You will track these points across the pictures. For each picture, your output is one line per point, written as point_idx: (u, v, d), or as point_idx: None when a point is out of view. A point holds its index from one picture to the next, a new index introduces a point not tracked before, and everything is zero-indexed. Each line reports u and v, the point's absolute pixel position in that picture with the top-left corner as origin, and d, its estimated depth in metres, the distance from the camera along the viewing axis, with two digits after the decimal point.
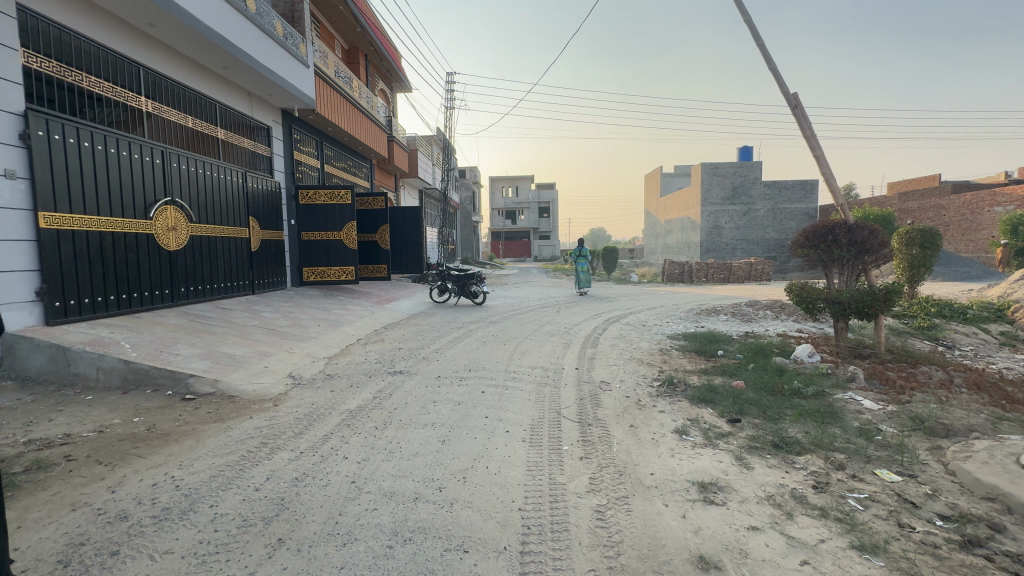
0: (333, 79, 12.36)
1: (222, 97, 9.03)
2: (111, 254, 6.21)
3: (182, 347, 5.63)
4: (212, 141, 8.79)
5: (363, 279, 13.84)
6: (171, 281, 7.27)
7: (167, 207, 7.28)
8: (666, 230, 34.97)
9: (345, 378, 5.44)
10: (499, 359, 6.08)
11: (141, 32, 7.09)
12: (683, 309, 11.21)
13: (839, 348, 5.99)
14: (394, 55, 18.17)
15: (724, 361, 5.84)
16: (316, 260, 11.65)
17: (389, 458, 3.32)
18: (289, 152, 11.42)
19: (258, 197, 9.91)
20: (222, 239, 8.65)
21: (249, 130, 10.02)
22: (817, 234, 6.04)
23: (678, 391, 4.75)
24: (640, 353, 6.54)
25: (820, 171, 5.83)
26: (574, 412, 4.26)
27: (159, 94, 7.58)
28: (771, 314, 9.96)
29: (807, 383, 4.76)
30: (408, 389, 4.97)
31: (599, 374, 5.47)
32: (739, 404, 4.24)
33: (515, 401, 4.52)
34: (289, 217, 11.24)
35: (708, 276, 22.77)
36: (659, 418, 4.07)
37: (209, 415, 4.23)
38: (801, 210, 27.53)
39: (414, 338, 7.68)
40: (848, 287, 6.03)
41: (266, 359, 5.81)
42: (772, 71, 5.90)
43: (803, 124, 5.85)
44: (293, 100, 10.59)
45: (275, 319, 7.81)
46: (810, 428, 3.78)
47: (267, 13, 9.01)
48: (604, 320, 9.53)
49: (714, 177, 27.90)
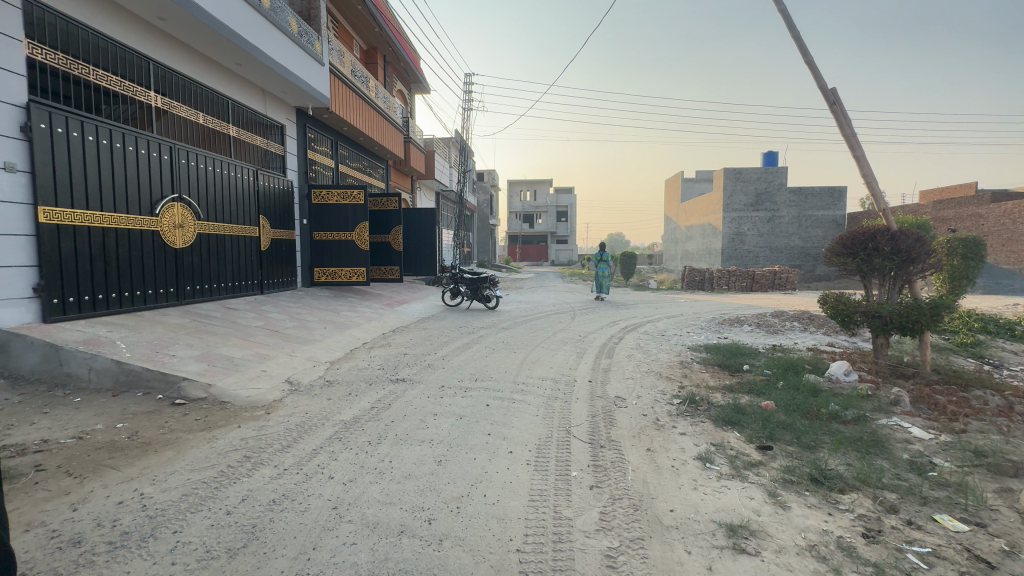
0: (349, 78, 12.24)
1: (234, 94, 8.93)
2: (113, 250, 6.08)
3: (179, 348, 5.43)
4: (223, 138, 8.68)
5: (374, 280, 13.66)
6: (175, 279, 7.13)
7: (173, 204, 7.15)
8: (686, 236, 34.20)
9: (344, 385, 5.17)
10: (507, 369, 5.74)
11: (152, 26, 7.00)
12: (704, 319, 10.71)
13: (879, 367, 5.49)
14: (413, 57, 18.06)
15: (750, 377, 5.38)
16: (327, 260, 11.51)
17: (378, 481, 3.01)
18: (302, 151, 11.33)
19: (269, 195, 9.79)
20: (231, 237, 8.53)
21: (262, 128, 9.91)
22: (855, 242, 5.56)
23: (700, 411, 4.33)
24: (658, 365, 6.12)
25: (861, 173, 5.35)
26: (585, 431, 3.88)
27: (170, 89, 7.48)
28: (799, 326, 9.41)
29: (845, 406, 4.30)
30: (408, 399, 4.66)
31: (614, 388, 5.08)
32: (769, 429, 3.81)
33: (521, 417, 4.17)
34: (301, 216, 11.11)
35: (730, 284, 22.09)
36: (680, 441, 3.67)
37: (196, 422, 3.99)
38: (829, 217, 26.55)
39: (421, 343, 7.39)
40: (890, 300, 5.53)
41: (265, 362, 5.58)
42: (809, 65, 5.45)
43: (842, 122, 5.38)
44: (307, 98, 10.47)
45: (281, 321, 7.61)
46: (853, 459, 3.34)
47: (281, 10, 8.90)
48: (620, 328, 9.12)
49: (737, 182, 27.16)
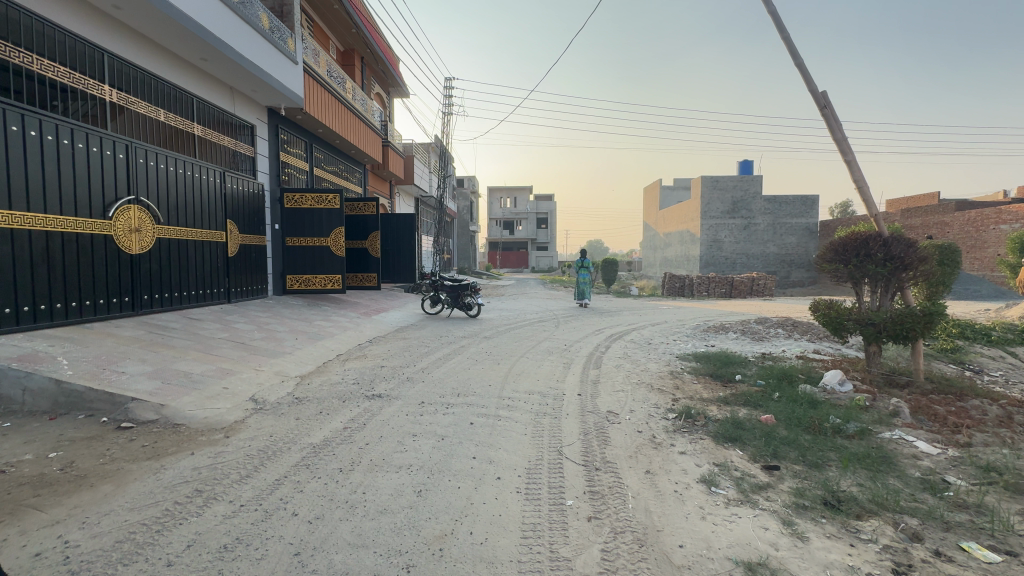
0: (325, 78, 11.82)
1: (200, 91, 8.43)
2: (58, 256, 5.54)
3: (130, 363, 4.93)
4: (187, 137, 8.17)
5: (351, 289, 13.15)
6: (131, 287, 6.59)
7: (129, 207, 6.63)
8: (664, 244, 34.51)
9: (315, 403, 4.75)
10: (491, 382, 5.41)
11: (107, 16, 6.51)
12: (689, 326, 10.59)
13: (872, 376, 5.36)
14: (392, 60, 17.72)
15: (744, 389, 5.17)
16: (300, 267, 11.00)
17: (349, 517, 2.64)
18: (274, 153, 10.84)
19: (238, 199, 9.29)
20: (195, 242, 8.00)
21: (230, 128, 9.41)
22: (847, 248, 5.45)
23: (698, 426, 4.09)
24: (648, 376, 5.89)
25: (853, 178, 5.24)
26: (578, 452, 3.59)
27: (127, 84, 6.97)
28: (783, 333, 9.35)
29: (845, 419, 4.12)
30: (385, 418, 4.29)
31: (605, 402, 4.81)
32: (773, 446, 3.58)
33: (508, 436, 3.84)
34: (272, 221, 10.60)
35: (710, 290, 22.22)
36: (680, 462, 3.41)
37: (142, 450, 3.53)
38: (802, 224, 27.13)
39: (399, 354, 7.00)
40: (882, 307, 5.41)
41: (228, 378, 5.12)
42: (800, 68, 5.33)
43: (833, 126, 5.28)
44: (279, 98, 10.02)
45: (248, 332, 7.12)
46: (864, 479, 3.13)
47: (251, 4, 8.48)
48: (605, 336, 8.89)
49: (714, 190, 27.52)
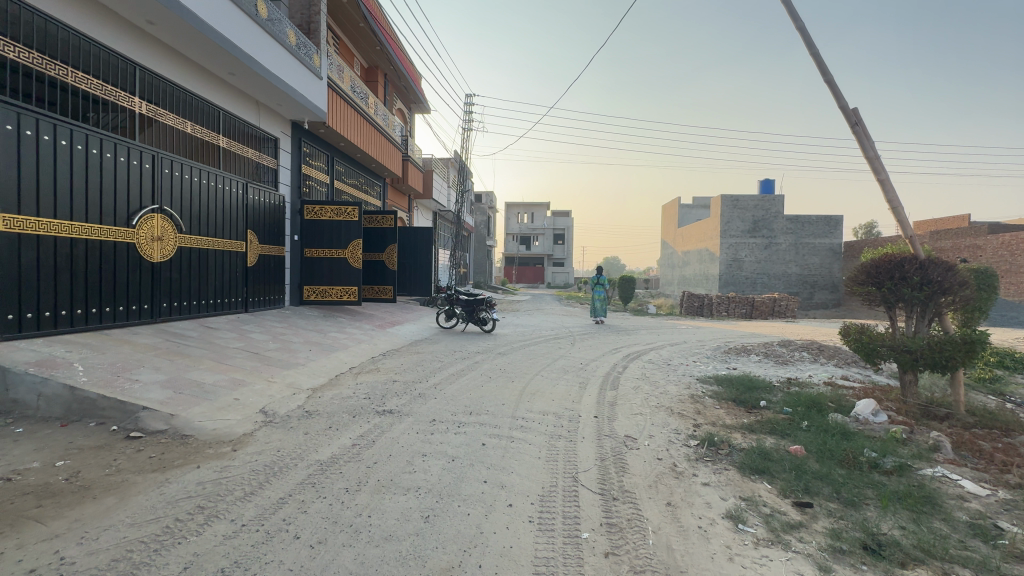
0: (348, 94, 12.05)
1: (226, 104, 8.64)
2: (81, 263, 5.62)
3: (144, 371, 4.93)
4: (212, 149, 8.34)
5: (367, 301, 13.18)
6: (151, 295, 6.66)
7: (153, 216, 6.74)
8: (683, 262, 34.06)
9: (325, 417, 4.66)
10: (505, 401, 5.26)
11: (140, 31, 6.72)
12: (709, 347, 10.29)
13: (909, 407, 5.05)
14: (414, 76, 18.06)
15: (770, 416, 4.92)
16: (318, 278, 11.08)
17: (352, 543, 2.51)
18: (296, 165, 11.02)
19: (260, 209, 9.42)
20: (216, 251, 8.11)
21: (255, 141, 9.60)
22: (881, 270, 5.22)
23: (722, 455, 3.87)
24: (667, 399, 5.66)
25: (886, 198, 5.02)
26: (595, 479, 3.40)
27: (157, 97, 7.16)
28: (809, 357, 9.00)
29: (881, 453, 3.86)
30: (395, 436, 4.17)
31: (622, 425, 4.61)
32: (804, 480, 3.34)
33: (521, 460, 3.68)
34: (292, 232, 10.72)
35: (729, 310, 21.73)
36: (704, 494, 3.20)
37: (149, 461, 3.47)
38: (826, 245, 26.50)
39: (412, 369, 6.89)
40: (919, 334, 5.13)
41: (239, 389, 5.07)
42: (830, 85, 5.18)
43: (865, 144, 5.10)
44: (303, 112, 10.21)
45: (263, 342, 7.12)
46: (906, 522, 2.88)
47: (279, 21, 8.71)
48: (622, 355, 8.67)
49: (735, 209, 27.13)
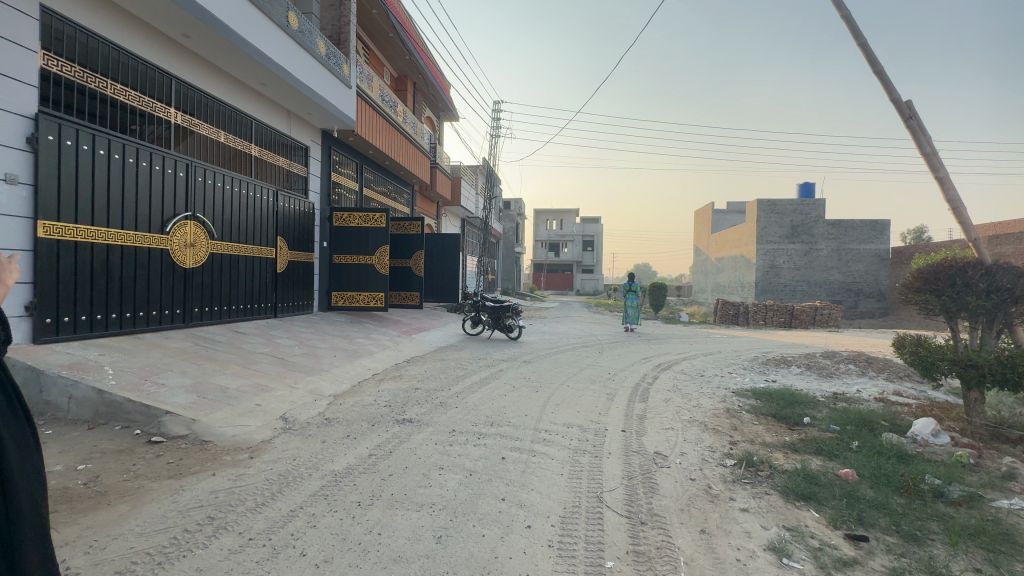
0: (378, 102, 12.23)
1: (258, 114, 8.85)
2: (117, 268, 5.78)
3: (171, 375, 4.99)
4: (245, 157, 8.54)
5: (393, 307, 13.25)
6: (182, 300, 6.81)
7: (186, 222, 6.91)
8: (716, 268, 33.04)
9: (344, 425, 4.59)
10: (527, 411, 5.07)
11: (177, 44, 6.96)
12: (745, 358, 9.79)
13: (974, 428, 4.57)
14: (443, 85, 18.24)
15: (815, 435, 4.53)
16: (345, 284, 11.20)
17: (359, 564, 2.37)
18: (326, 173, 11.21)
19: (290, 216, 9.60)
20: (246, 257, 8.27)
21: (286, 149, 9.81)
22: (940, 276, 4.77)
23: (762, 477, 3.55)
24: (700, 413, 5.33)
25: (946, 197, 4.59)
26: (621, 501, 3.16)
27: (192, 107, 7.37)
28: (855, 370, 8.42)
29: (946, 480, 3.47)
30: (413, 447, 4.04)
31: (651, 441, 4.34)
32: (857, 510, 3.01)
33: (542, 476, 3.48)
34: (321, 239, 10.89)
35: (767, 318, 20.84)
36: (742, 521, 2.92)
37: (167, 467, 3.46)
38: (871, 251, 25.12)
39: (435, 376, 6.79)
40: (985, 347, 4.64)
41: (262, 394, 5.07)
42: (880, 76, 4.79)
43: (920, 139, 4.69)
44: (332, 120, 10.37)
45: (290, 347, 7.17)
46: (982, 565, 2.52)
47: (309, 31, 8.89)
48: (653, 365, 8.33)
49: (772, 214, 26.10)
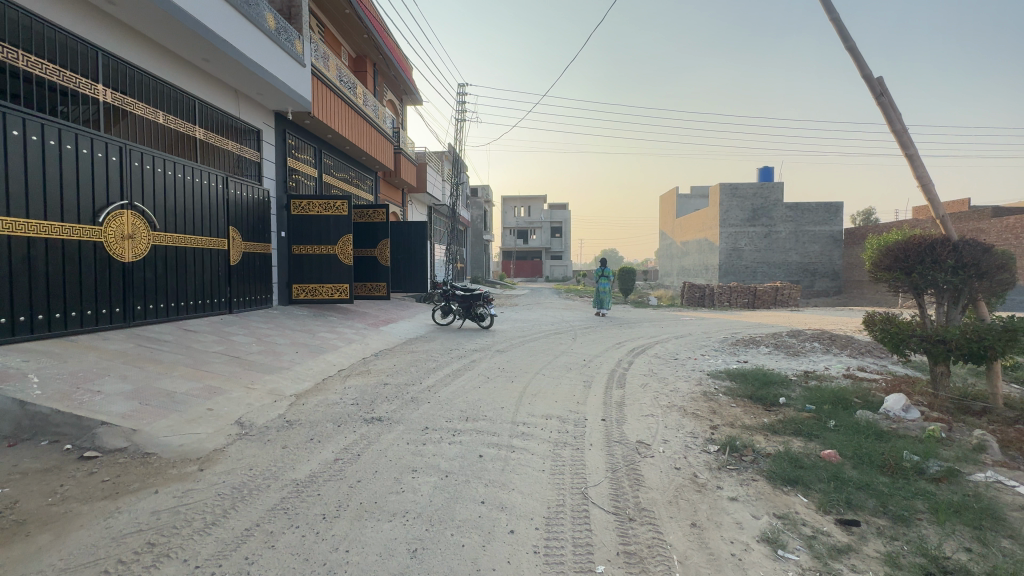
0: (335, 83, 11.56)
1: (202, 93, 8.15)
2: (42, 264, 5.17)
3: (109, 381, 4.50)
4: (188, 141, 7.86)
5: (359, 298, 12.75)
6: (122, 297, 6.22)
7: (123, 212, 6.28)
8: (682, 252, 33.65)
9: (306, 427, 4.25)
10: (503, 404, 4.87)
11: (102, 13, 6.24)
12: (715, 339, 9.90)
13: (941, 402, 4.67)
14: (404, 67, 17.52)
15: (792, 415, 4.53)
16: (307, 276, 10.65)
17: None
18: (281, 158, 10.54)
19: (242, 205, 8.95)
20: (195, 249, 7.66)
21: (235, 132, 9.11)
22: (910, 253, 4.82)
23: (747, 463, 3.46)
24: (678, 398, 5.25)
25: (916, 175, 4.60)
26: (607, 496, 3.01)
27: (125, 85, 6.67)
28: (820, 348, 8.63)
29: (924, 456, 3.48)
30: (383, 448, 3.76)
31: (633, 429, 4.20)
32: (844, 492, 2.95)
33: (523, 474, 3.27)
34: (279, 228, 10.28)
35: (732, 300, 21.34)
36: (732, 512, 2.81)
37: (101, 486, 3.06)
38: (826, 232, 26.09)
39: (405, 370, 6.49)
40: (952, 322, 4.73)
41: (214, 398, 4.65)
42: (852, 52, 4.73)
43: (891, 116, 4.67)
44: (286, 101, 9.71)
45: (246, 345, 6.70)
46: (971, 543, 2.49)
47: (256, 3, 8.21)
48: (626, 350, 8.26)
49: (734, 198, 26.68)
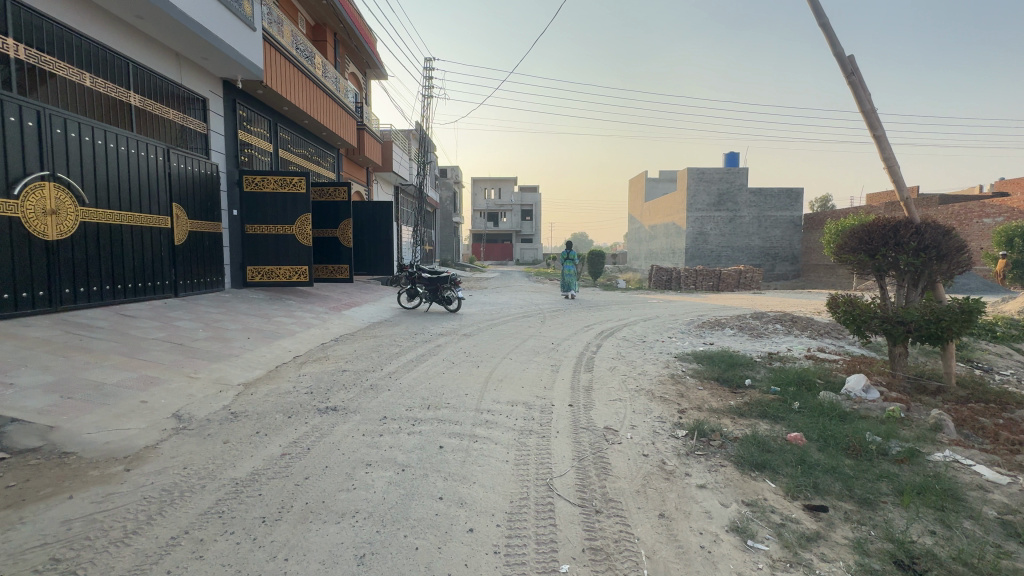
0: (291, 52, 10.83)
1: (137, 55, 7.41)
2: None
3: (25, 372, 4.02)
4: (122, 108, 7.15)
5: (320, 281, 12.22)
6: (46, 279, 5.63)
7: (45, 184, 5.64)
8: (650, 236, 34.05)
9: (253, 419, 3.94)
10: (468, 390, 4.67)
11: None
12: (682, 322, 9.96)
13: (899, 382, 4.76)
14: (367, 38, 16.65)
15: (759, 397, 4.53)
16: (262, 257, 10.08)
17: None
18: (231, 130, 9.83)
19: (187, 180, 8.29)
20: (133, 227, 7.04)
21: (177, 100, 8.38)
22: (874, 235, 4.83)
23: (715, 448, 3.39)
24: (647, 381, 5.19)
25: (882, 156, 4.59)
26: (573, 487, 2.87)
27: (44, 41, 5.94)
28: (782, 329, 8.80)
29: (885, 437, 3.50)
30: (336, 441, 3.50)
31: (600, 415, 4.08)
32: (811, 476, 2.91)
33: (485, 466, 3.09)
34: (230, 206, 9.63)
35: (697, 283, 21.73)
36: (701, 500, 2.72)
37: (5, 493, 2.69)
38: (787, 218, 26.87)
39: (366, 355, 6.19)
40: (910, 304, 4.79)
41: (150, 389, 4.24)
42: (826, 28, 4.62)
43: (861, 96, 4.62)
44: (234, 68, 9.00)
45: (192, 330, 6.22)
46: (935, 526, 2.47)
47: None
48: (595, 333, 8.18)
49: (700, 182, 27.00)
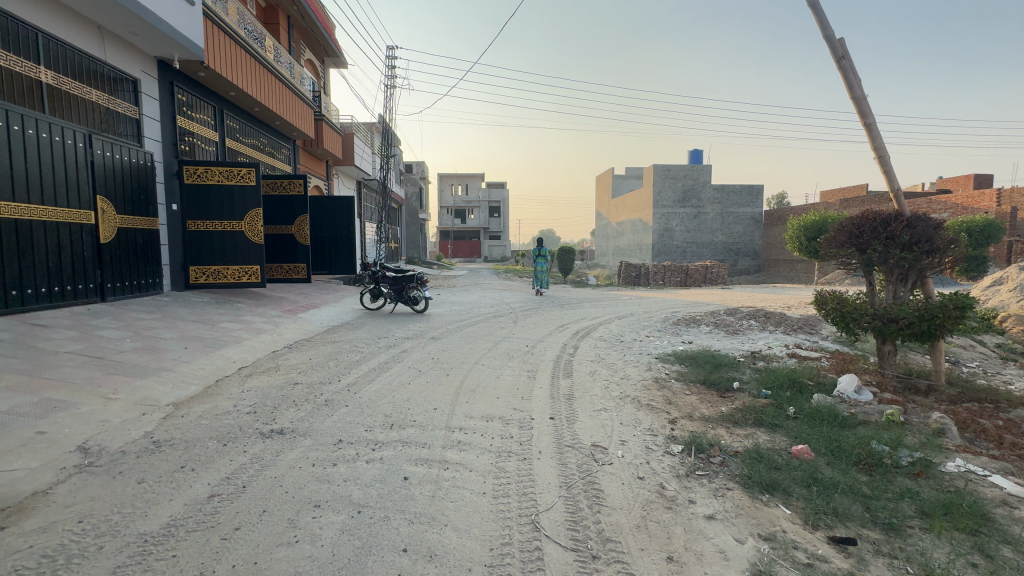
0: (238, 32, 9.91)
1: (49, 25, 6.45)
2: None
3: None
4: (32, 86, 6.21)
5: (275, 281, 11.36)
6: None
7: None
8: (618, 232, 34.16)
9: (180, 449, 3.31)
10: (436, 404, 4.17)
11: None
12: (656, 319, 9.73)
13: (889, 382, 4.57)
14: (324, 22, 15.67)
15: (750, 402, 4.24)
16: (207, 257, 9.20)
17: None
18: (168, 116, 8.88)
19: (115, 169, 7.37)
20: (48, 223, 6.14)
21: (102, 80, 7.44)
22: (864, 229, 4.63)
23: (717, 466, 3.03)
24: (630, 387, 4.82)
25: (873, 146, 4.37)
26: (563, 524, 2.43)
27: None
28: (757, 326, 8.67)
29: (894, 446, 3.22)
30: (279, 474, 2.94)
31: (585, 430, 3.67)
32: (828, 499, 2.59)
33: (457, 501, 2.61)
34: (168, 200, 8.70)
35: (665, 279, 21.79)
36: (714, 537, 2.33)
37: None
38: (748, 214, 27.46)
39: (322, 365, 5.57)
40: (899, 301, 4.61)
41: (52, 416, 3.53)
42: (816, 9, 4.35)
43: (851, 82, 4.39)
44: (169, 46, 8.09)
45: (117, 341, 5.43)
46: (975, 557, 2.17)
47: None
48: (570, 334, 7.79)
49: (666, 179, 27.19)
